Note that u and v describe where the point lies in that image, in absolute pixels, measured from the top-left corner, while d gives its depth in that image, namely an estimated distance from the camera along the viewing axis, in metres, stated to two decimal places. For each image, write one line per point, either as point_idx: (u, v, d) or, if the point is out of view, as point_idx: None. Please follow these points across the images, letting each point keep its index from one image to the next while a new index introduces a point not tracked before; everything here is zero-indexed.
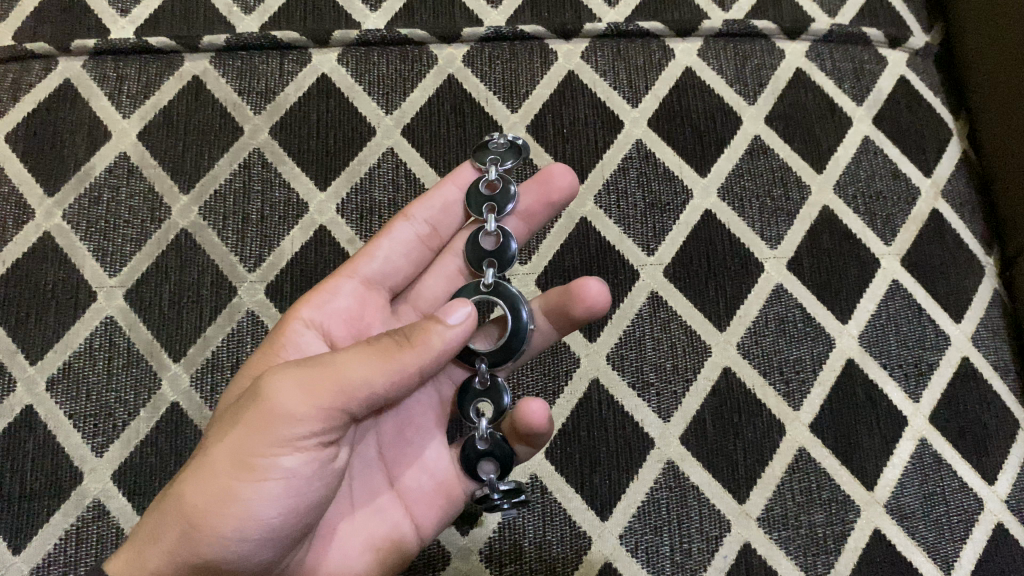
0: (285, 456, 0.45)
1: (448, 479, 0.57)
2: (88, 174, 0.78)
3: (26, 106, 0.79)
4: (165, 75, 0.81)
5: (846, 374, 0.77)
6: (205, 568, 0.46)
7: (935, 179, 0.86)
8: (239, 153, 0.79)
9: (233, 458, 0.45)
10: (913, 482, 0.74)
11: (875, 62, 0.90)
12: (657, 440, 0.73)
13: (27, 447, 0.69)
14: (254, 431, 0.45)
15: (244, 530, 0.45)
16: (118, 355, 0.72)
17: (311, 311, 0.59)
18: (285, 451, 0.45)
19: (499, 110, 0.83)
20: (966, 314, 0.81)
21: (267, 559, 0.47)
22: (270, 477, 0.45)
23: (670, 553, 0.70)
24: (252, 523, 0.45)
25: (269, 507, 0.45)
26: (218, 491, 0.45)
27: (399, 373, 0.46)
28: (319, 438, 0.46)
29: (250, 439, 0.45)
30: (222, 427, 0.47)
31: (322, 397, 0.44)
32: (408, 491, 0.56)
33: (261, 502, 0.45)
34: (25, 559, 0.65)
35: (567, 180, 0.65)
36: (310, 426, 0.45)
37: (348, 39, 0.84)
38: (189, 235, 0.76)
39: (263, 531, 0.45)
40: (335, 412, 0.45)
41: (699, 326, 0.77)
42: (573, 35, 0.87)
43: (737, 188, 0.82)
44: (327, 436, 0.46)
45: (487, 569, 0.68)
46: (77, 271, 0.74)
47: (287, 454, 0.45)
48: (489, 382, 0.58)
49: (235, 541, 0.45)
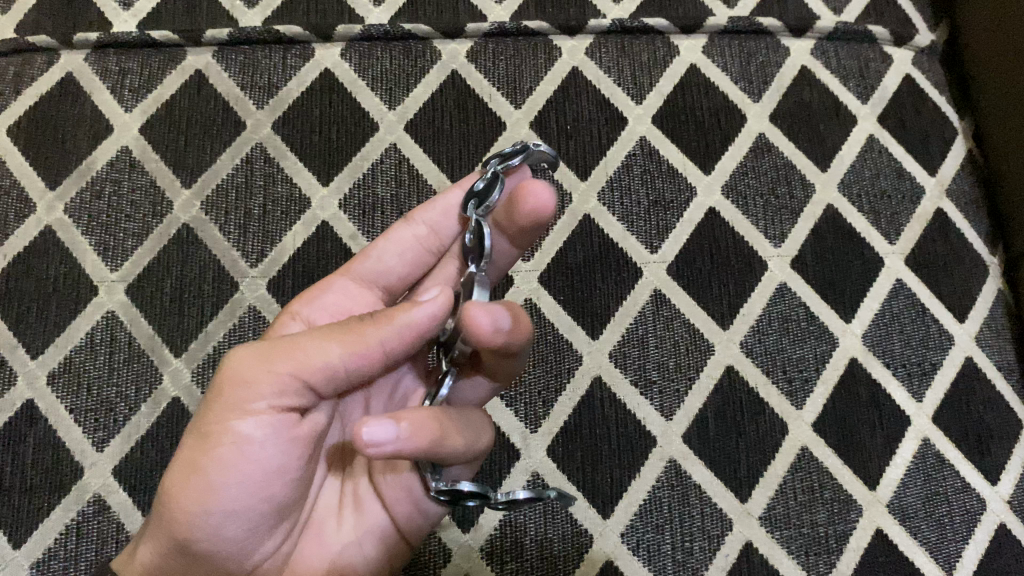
0: (240, 425, 0.44)
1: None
2: (90, 168, 0.77)
3: (28, 99, 0.79)
4: (168, 68, 0.81)
5: (849, 374, 0.77)
6: (183, 545, 0.46)
7: (940, 179, 0.85)
8: (241, 147, 0.79)
9: (198, 432, 0.45)
10: (916, 482, 0.74)
11: (880, 59, 0.89)
12: (659, 438, 0.73)
13: (28, 441, 0.68)
14: (215, 403, 0.45)
15: (208, 504, 0.45)
16: (119, 349, 0.71)
17: (302, 307, 0.59)
18: (243, 420, 0.44)
19: (503, 105, 0.82)
20: (970, 314, 0.81)
21: (241, 538, 0.47)
22: (230, 448, 0.44)
23: (672, 552, 0.70)
24: (221, 499, 0.45)
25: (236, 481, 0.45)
26: (181, 463, 0.45)
27: (362, 351, 0.45)
28: (282, 410, 0.45)
29: (210, 411, 0.45)
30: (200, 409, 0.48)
31: (275, 366, 0.44)
32: (384, 488, 0.54)
33: (223, 475, 0.44)
34: (25, 554, 0.65)
35: (545, 194, 0.56)
36: (265, 394, 0.44)
37: (352, 33, 0.83)
38: (191, 230, 0.76)
39: (230, 507, 0.45)
40: (293, 383, 0.44)
41: (703, 324, 0.77)
42: (577, 31, 0.86)
43: (741, 186, 0.82)
44: (292, 408, 0.45)
45: (487, 567, 0.68)
46: (78, 265, 0.74)
47: (242, 423, 0.44)
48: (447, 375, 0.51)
49: (203, 516, 0.45)
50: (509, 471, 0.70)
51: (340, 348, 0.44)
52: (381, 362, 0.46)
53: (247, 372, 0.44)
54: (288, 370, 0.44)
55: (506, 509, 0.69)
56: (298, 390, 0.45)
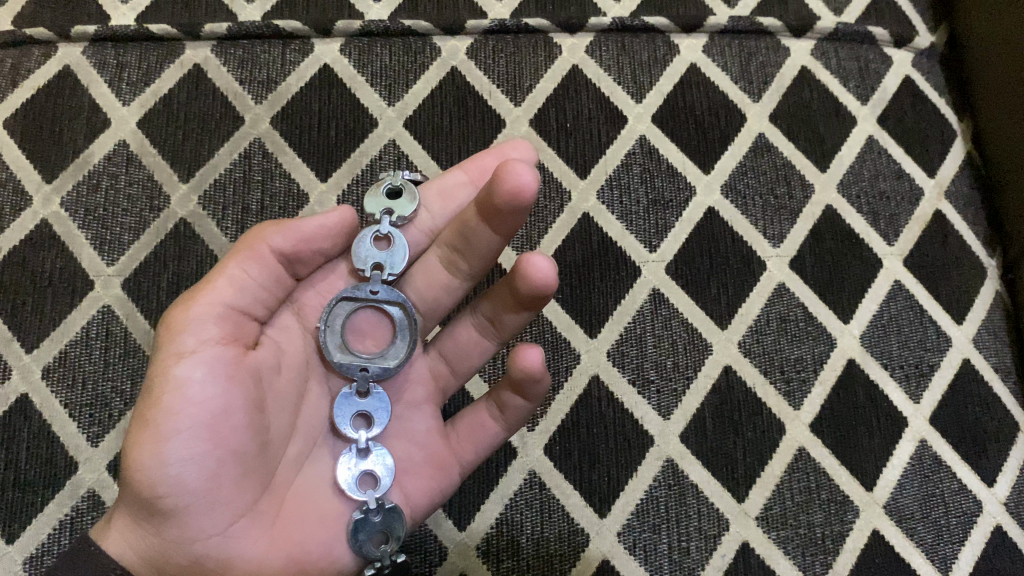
0: (180, 366, 0.47)
1: (437, 448, 0.57)
2: (87, 162, 0.77)
3: (26, 91, 0.79)
4: (166, 63, 0.80)
5: (846, 375, 0.77)
6: (151, 504, 0.46)
7: (939, 180, 0.85)
8: (240, 142, 0.78)
9: (147, 392, 0.48)
10: (912, 484, 0.74)
11: (880, 61, 0.89)
12: (657, 437, 0.73)
13: (22, 435, 0.68)
14: (158, 358, 0.48)
15: (163, 450, 0.46)
16: (115, 344, 0.71)
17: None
18: (178, 361, 0.47)
19: (502, 103, 0.82)
20: (968, 315, 0.81)
21: (202, 487, 0.47)
22: (174, 393, 0.46)
23: (668, 552, 0.70)
24: (177, 442, 0.46)
25: (188, 423, 0.46)
26: (139, 422, 0.47)
27: (254, 258, 0.51)
28: (215, 344, 0.48)
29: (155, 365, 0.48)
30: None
31: (193, 301, 0.49)
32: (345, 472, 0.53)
33: (171, 420, 0.46)
34: (18, 549, 0.65)
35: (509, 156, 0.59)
36: (192, 328, 0.48)
37: (351, 29, 0.83)
38: (189, 225, 0.75)
39: (181, 454, 0.46)
40: (212, 311, 0.49)
41: (701, 324, 0.77)
42: (577, 29, 0.86)
43: (741, 185, 0.82)
44: (226, 341, 0.49)
45: (484, 566, 0.68)
46: (74, 259, 0.73)
47: (182, 364, 0.47)
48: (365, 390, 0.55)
49: (159, 470, 0.46)
50: (506, 468, 0.70)
51: (235, 264, 0.50)
52: (276, 267, 0.52)
53: (181, 317, 0.48)
54: (204, 301, 0.49)
55: (503, 507, 0.69)
56: (221, 317, 0.49)
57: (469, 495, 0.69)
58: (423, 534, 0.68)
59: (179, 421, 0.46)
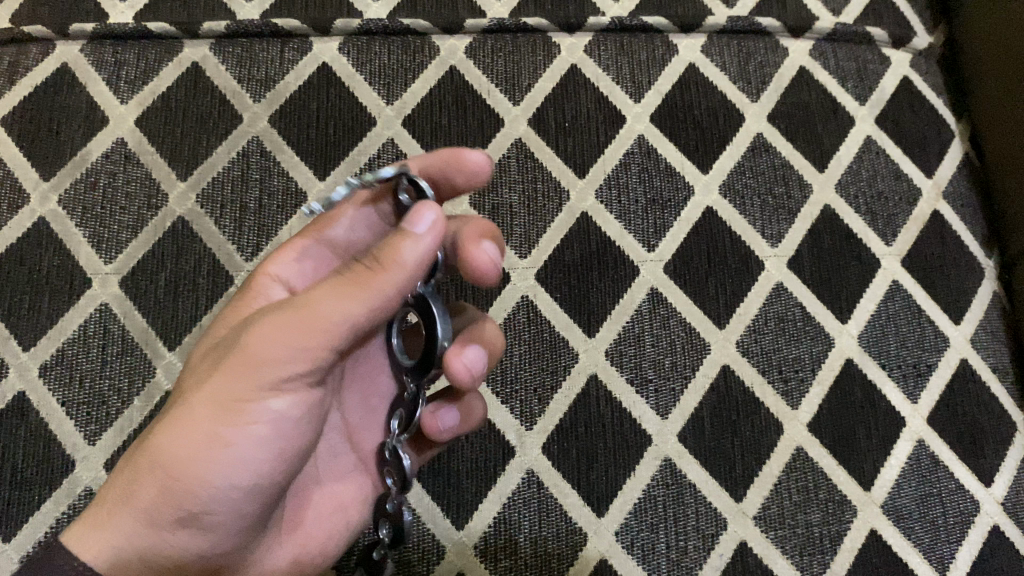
0: (268, 399, 0.46)
1: None
2: (85, 160, 0.77)
3: (24, 89, 0.78)
4: (164, 61, 0.80)
5: (844, 375, 0.77)
6: (190, 516, 0.46)
7: (936, 180, 0.85)
8: (237, 141, 0.78)
9: (218, 396, 0.45)
10: (910, 484, 0.74)
11: (878, 62, 0.89)
12: (655, 436, 0.73)
13: (19, 433, 0.68)
14: (238, 373, 0.45)
15: (230, 474, 0.46)
16: (113, 342, 0.71)
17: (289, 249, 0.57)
18: (269, 396, 0.45)
19: (501, 102, 0.82)
20: (965, 316, 0.81)
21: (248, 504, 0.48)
22: (257, 423, 0.46)
23: (666, 551, 0.70)
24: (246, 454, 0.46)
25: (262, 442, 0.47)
26: (203, 435, 0.45)
27: (378, 307, 0.44)
28: (303, 379, 0.46)
29: (233, 381, 0.45)
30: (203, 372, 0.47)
31: (304, 337, 0.44)
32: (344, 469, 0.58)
33: (245, 448, 0.46)
34: (14, 548, 0.65)
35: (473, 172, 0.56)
36: (294, 364, 0.45)
37: (350, 28, 0.83)
38: (187, 223, 0.75)
39: (244, 481, 0.46)
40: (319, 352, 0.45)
41: (699, 324, 0.77)
42: (576, 29, 0.86)
43: (739, 185, 0.82)
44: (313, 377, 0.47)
45: (481, 565, 0.67)
46: (72, 257, 0.73)
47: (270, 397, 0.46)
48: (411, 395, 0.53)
49: (217, 489, 0.46)
50: (504, 467, 0.70)
51: (363, 307, 0.43)
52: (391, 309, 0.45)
53: (282, 337, 0.44)
54: (318, 342, 0.44)
55: (500, 506, 0.69)
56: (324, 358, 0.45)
57: (466, 494, 0.69)
58: (421, 534, 0.68)
59: (247, 442, 0.46)
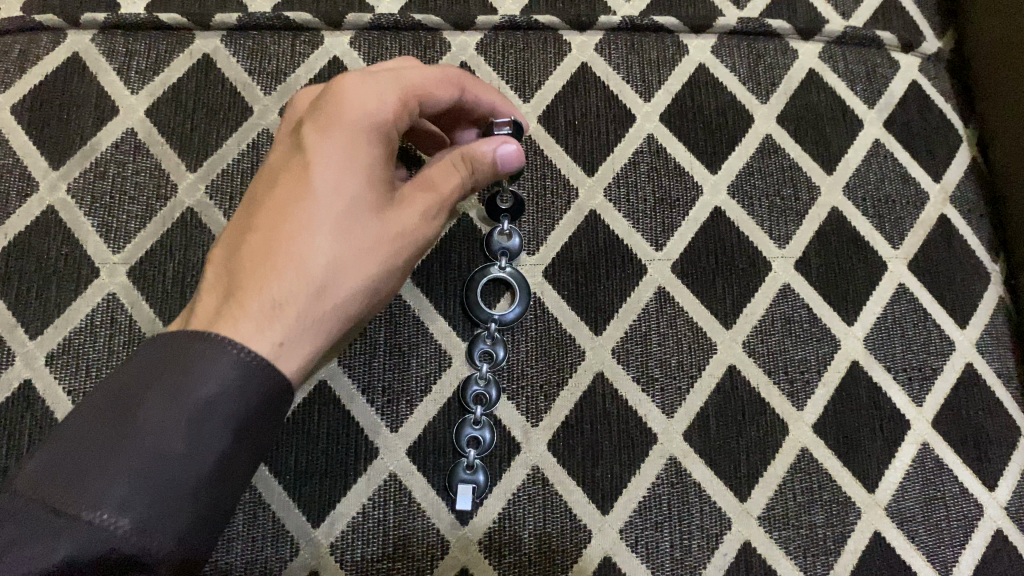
0: (392, 256, 0.60)
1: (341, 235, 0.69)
2: (94, 149, 0.77)
3: (34, 77, 0.78)
4: (175, 52, 0.80)
5: (850, 376, 0.77)
6: (331, 302, 0.56)
7: (944, 185, 0.86)
8: (247, 133, 0.78)
9: (356, 244, 0.57)
10: (914, 486, 0.75)
11: (888, 65, 0.89)
12: (660, 435, 0.73)
13: (25, 421, 0.68)
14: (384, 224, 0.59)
15: (358, 289, 0.58)
16: (120, 331, 0.71)
17: (381, 96, 0.59)
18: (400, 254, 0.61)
19: (512, 99, 0.82)
20: (971, 320, 0.81)
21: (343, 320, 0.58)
22: (386, 271, 0.60)
23: (670, 549, 0.70)
24: (373, 307, 0.62)
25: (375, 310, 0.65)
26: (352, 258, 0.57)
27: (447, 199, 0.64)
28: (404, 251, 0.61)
29: (374, 226, 0.59)
30: (354, 243, 0.57)
31: (437, 211, 0.64)
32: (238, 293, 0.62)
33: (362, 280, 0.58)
34: None
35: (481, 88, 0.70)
36: (426, 238, 0.64)
37: (362, 22, 0.83)
38: (195, 214, 0.75)
39: (357, 296, 0.58)
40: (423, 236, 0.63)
41: (706, 324, 0.77)
42: (587, 27, 0.86)
43: (747, 186, 0.82)
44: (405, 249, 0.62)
45: (486, 562, 0.67)
46: (80, 247, 0.73)
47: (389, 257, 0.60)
48: (503, 271, 0.75)
49: (349, 302, 0.58)
50: (509, 463, 0.70)
51: (438, 218, 0.64)
52: (437, 221, 0.64)
53: (417, 216, 0.62)
54: (430, 223, 0.64)
55: (505, 502, 0.69)
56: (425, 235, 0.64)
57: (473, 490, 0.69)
58: (426, 528, 0.68)
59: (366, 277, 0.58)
